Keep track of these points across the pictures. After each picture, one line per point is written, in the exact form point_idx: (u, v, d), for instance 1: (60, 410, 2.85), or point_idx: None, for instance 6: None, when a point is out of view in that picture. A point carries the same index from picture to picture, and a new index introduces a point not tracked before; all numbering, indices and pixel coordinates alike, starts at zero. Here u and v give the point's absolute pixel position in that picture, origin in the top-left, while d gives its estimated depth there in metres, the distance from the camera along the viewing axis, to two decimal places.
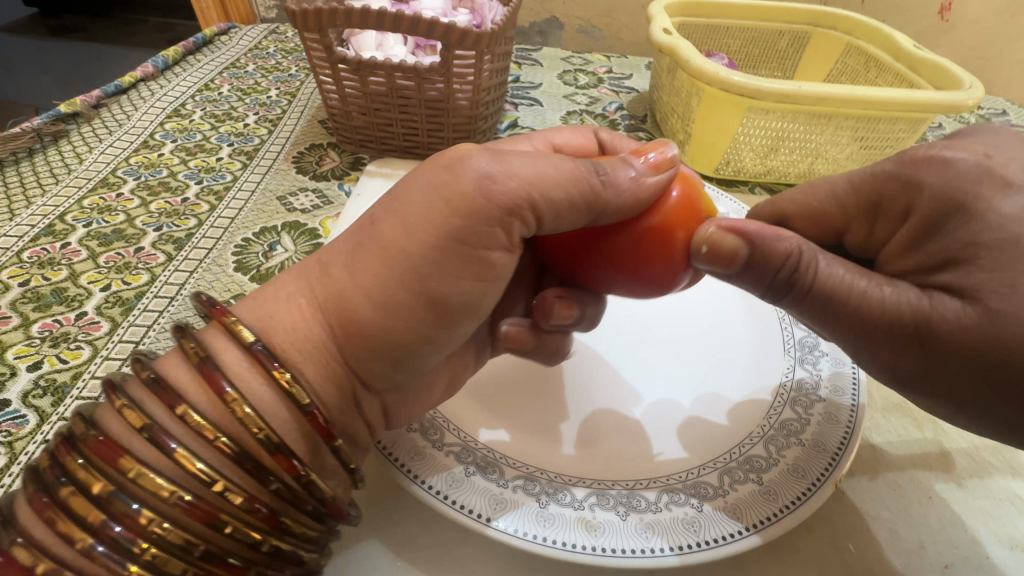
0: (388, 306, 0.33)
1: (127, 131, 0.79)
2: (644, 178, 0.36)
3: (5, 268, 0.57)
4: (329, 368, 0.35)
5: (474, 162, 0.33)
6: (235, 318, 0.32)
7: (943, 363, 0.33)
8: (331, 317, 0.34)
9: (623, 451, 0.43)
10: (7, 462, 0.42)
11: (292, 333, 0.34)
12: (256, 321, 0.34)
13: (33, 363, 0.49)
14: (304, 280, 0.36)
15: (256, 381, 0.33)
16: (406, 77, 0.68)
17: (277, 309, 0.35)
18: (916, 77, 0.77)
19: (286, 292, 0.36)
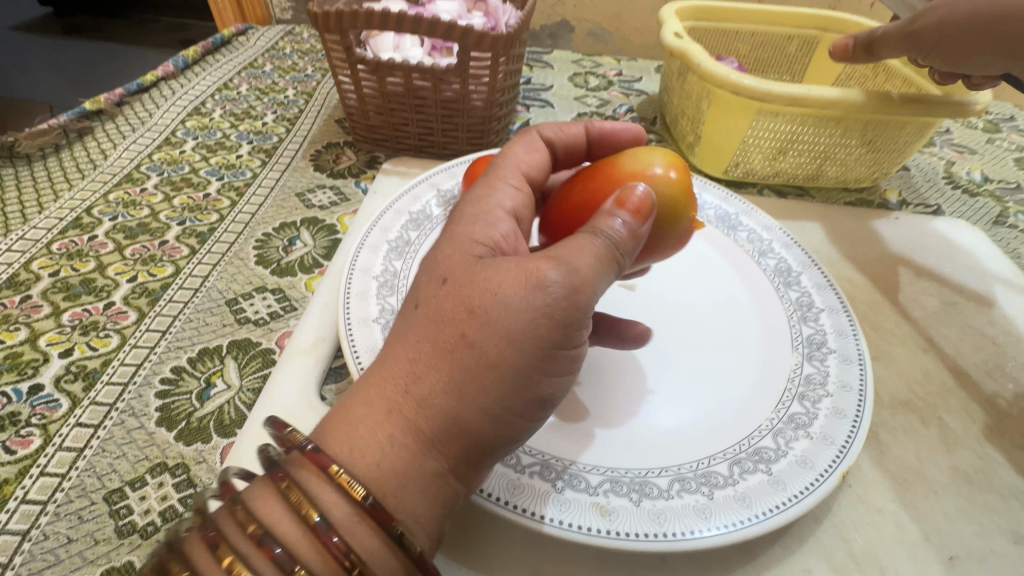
0: (475, 423, 0.32)
1: (150, 128, 0.82)
2: (634, 225, 0.37)
3: (35, 259, 0.59)
4: (438, 495, 0.32)
5: (548, 273, 0.34)
6: (341, 467, 0.30)
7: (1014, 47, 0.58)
8: (403, 428, 0.32)
9: (643, 442, 0.44)
10: (43, 442, 0.44)
11: (387, 465, 0.31)
12: (363, 472, 0.31)
13: (65, 350, 0.50)
14: (397, 414, 0.32)
15: (362, 529, 0.30)
16: (423, 77, 0.70)
17: (381, 455, 0.31)
18: (924, 81, 0.79)
19: (384, 433, 0.32)
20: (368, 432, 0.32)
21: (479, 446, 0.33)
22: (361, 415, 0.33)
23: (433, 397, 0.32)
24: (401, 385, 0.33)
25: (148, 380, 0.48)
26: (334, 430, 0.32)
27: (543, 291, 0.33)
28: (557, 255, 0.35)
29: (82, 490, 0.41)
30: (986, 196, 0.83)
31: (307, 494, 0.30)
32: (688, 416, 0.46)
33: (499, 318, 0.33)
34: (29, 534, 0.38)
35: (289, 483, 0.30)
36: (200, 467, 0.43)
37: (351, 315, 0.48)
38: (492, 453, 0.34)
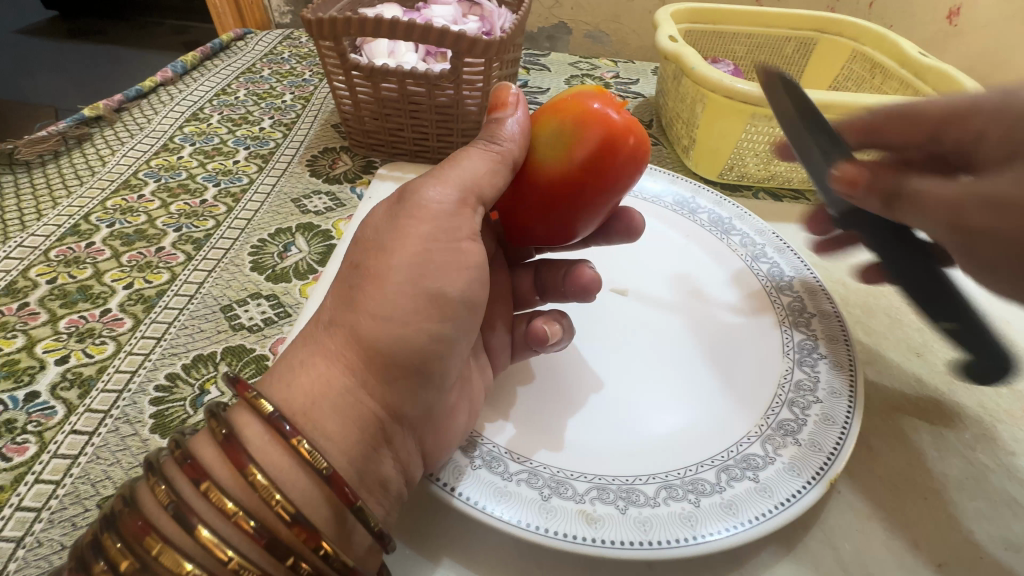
0: (371, 329, 0.37)
1: (148, 134, 0.82)
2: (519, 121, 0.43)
3: (33, 266, 0.60)
4: (343, 404, 0.36)
5: (432, 189, 0.41)
6: (257, 392, 0.33)
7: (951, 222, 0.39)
8: (314, 347, 0.37)
9: (634, 449, 0.44)
10: (38, 449, 0.44)
11: (312, 397, 0.35)
12: (278, 399, 0.35)
13: (61, 357, 0.51)
14: (310, 345, 0.37)
15: (275, 449, 0.33)
16: (417, 83, 0.70)
17: (295, 380, 0.36)
18: (921, 84, 0.78)
19: (298, 361, 0.37)
20: (304, 375, 0.36)
21: (377, 353, 0.37)
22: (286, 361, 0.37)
23: (335, 325, 0.37)
24: (330, 322, 0.38)
25: (142, 387, 0.49)
26: (276, 379, 0.36)
27: (457, 216, 0.41)
28: (453, 170, 0.42)
29: (76, 496, 0.41)
30: None
31: (228, 420, 0.32)
32: (675, 420, 0.47)
33: (390, 247, 0.39)
34: (23, 541, 0.39)
35: (229, 432, 0.31)
36: None
37: None
38: (392, 363, 0.37)
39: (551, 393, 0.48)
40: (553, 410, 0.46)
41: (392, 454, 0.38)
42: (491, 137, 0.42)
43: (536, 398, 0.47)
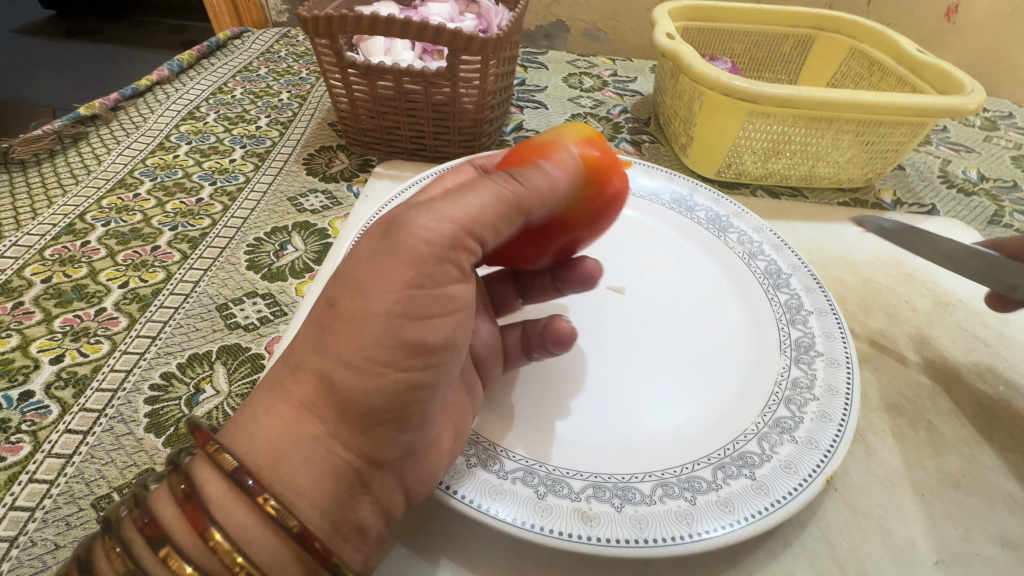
0: (344, 376, 0.31)
1: (144, 132, 0.82)
2: (552, 184, 0.38)
3: (28, 265, 0.60)
4: (313, 460, 0.31)
5: (419, 220, 0.33)
6: (217, 444, 0.30)
7: None
8: (283, 391, 0.32)
9: (630, 446, 0.44)
10: (32, 449, 0.44)
11: (277, 448, 0.31)
12: (240, 447, 0.31)
13: (55, 356, 0.51)
14: (276, 386, 0.33)
15: (238, 505, 0.30)
16: (413, 81, 0.70)
17: (258, 428, 0.32)
18: (918, 81, 0.78)
19: (263, 407, 0.32)
20: (267, 426, 0.32)
21: (351, 404, 0.32)
22: (252, 401, 0.33)
23: (303, 362, 0.33)
24: (298, 362, 0.33)
25: (137, 387, 0.49)
26: (239, 424, 0.32)
27: (449, 256, 0.33)
28: (453, 200, 0.34)
29: (70, 496, 0.41)
30: (982, 195, 0.83)
31: (190, 475, 0.30)
32: (672, 418, 0.46)
33: (362, 277, 0.32)
34: (17, 541, 0.39)
35: (188, 490, 0.30)
36: None
37: None
38: (368, 413, 0.32)
39: (557, 392, 0.48)
40: (558, 410, 0.46)
41: (373, 499, 0.35)
42: (512, 176, 0.36)
43: (540, 399, 0.47)
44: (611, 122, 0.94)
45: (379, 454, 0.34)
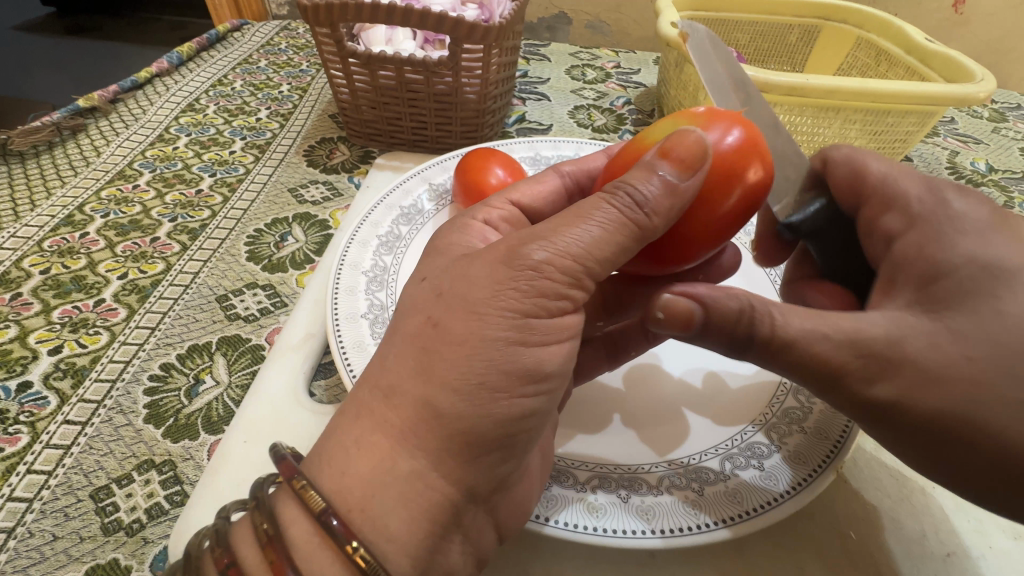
0: (449, 404, 0.30)
1: (144, 124, 0.81)
2: (677, 183, 0.34)
3: (26, 256, 0.59)
4: (413, 494, 0.29)
5: (535, 252, 0.31)
6: (304, 482, 0.29)
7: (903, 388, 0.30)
8: (377, 417, 0.30)
9: (681, 436, 0.43)
10: (30, 440, 0.43)
11: (372, 483, 0.29)
12: (329, 485, 0.29)
13: (54, 347, 0.50)
14: (371, 417, 0.31)
15: (323, 551, 0.28)
16: (415, 70, 0.69)
17: (349, 463, 0.30)
18: (927, 70, 0.77)
19: (357, 435, 0.30)
20: (359, 465, 0.29)
21: (455, 434, 0.30)
22: (343, 431, 0.31)
23: (400, 390, 0.30)
24: (393, 388, 0.31)
25: (136, 377, 0.48)
26: (327, 458, 0.30)
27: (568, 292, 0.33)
28: (566, 236, 0.32)
29: (68, 487, 0.41)
30: (991, 186, 0.82)
31: (277, 515, 0.29)
32: (702, 401, 0.46)
33: (471, 300, 0.31)
34: (14, 532, 0.38)
35: (273, 530, 0.28)
36: (187, 465, 0.43)
37: (339, 310, 0.48)
38: (472, 443, 0.30)
39: (631, 399, 0.46)
40: (635, 414, 0.45)
41: (465, 536, 0.33)
42: (635, 194, 0.33)
43: (614, 406, 0.46)
44: (614, 113, 0.93)
45: (478, 484, 0.32)
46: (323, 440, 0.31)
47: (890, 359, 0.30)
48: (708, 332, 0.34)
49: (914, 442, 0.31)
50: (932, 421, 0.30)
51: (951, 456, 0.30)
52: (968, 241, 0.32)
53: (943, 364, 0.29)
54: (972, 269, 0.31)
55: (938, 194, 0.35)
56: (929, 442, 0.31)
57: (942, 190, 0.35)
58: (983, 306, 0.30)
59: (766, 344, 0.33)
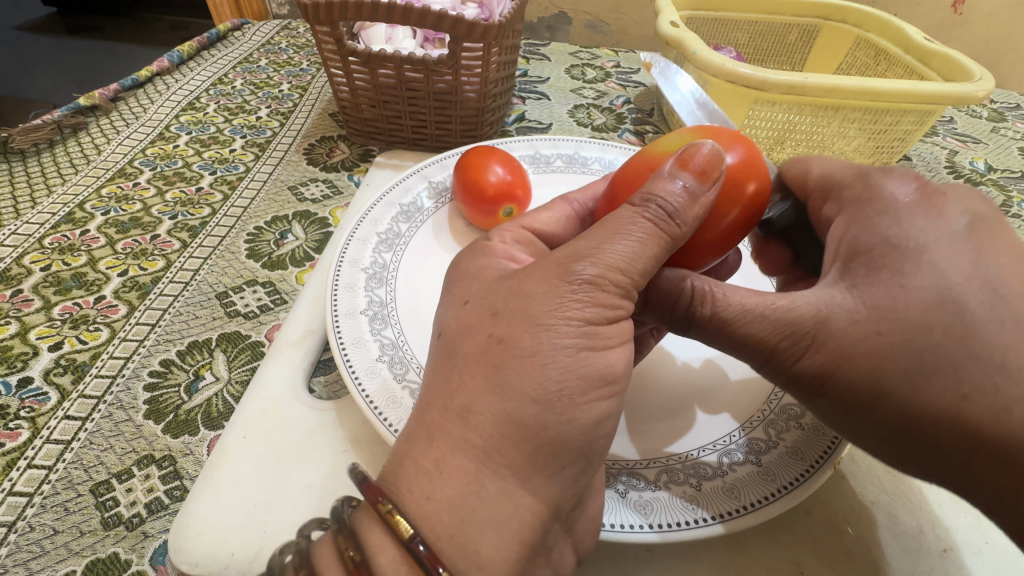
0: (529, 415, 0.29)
1: (144, 123, 0.81)
2: (696, 190, 0.35)
3: (27, 254, 0.59)
4: (505, 514, 0.28)
5: (578, 265, 0.32)
6: (391, 507, 0.27)
7: (835, 359, 0.32)
8: (448, 430, 0.29)
9: (694, 431, 0.43)
10: (31, 435, 0.44)
11: (464, 509, 0.28)
12: (421, 510, 0.27)
13: (54, 344, 0.50)
14: (444, 435, 0.29)
15: None
16: (415, 69, 0.69)
17: (436, 487, 0.28)
18: (925, 69, 0.77)
19: (435, 456, 0.29)
20: (443, 485, 0.28)
21: (543, 446, 0.30)
22: (418, 455, 0.29)
23: (476, 407, 0.29)
24: (465, 405, 0.30)
25: (136, 373, 0.48)
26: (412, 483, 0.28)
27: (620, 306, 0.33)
28: (608, 249, 0.32)
29: (68, 482, 0.41)
30: (990, 185, 0.82)
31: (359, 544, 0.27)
32: (717, 398, 0.46)
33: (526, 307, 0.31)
34: (15, 526, 0.39)
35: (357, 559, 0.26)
36: (187, 460, 0.43)
37: (338, 307, 0.48)
38: (554, 455, 0.30)
39: (645, 396, 0.46)
40: (650, 412, 0.45)
41: (548, 558, 0.31)
42: (662, 204, 0.34)
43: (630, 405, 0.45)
44: (614, 113, 0.93)
45: (562, 499, 0.31)
46: (398, 457, 0.30)
47: (819, 330, 0.33)
48: (657, 305, 0.37)
49: (837, 411, 0.34)
50: (855, 388, 0.32)
51: (867, 422, 0.33)
52: (885, 221, 0.34)
53: (863, 337, 0.32)
54: (882, 247, 0.33)
55: (865, 176, 0.37)
56: (847, 411, 0.34)
57: (870, 173, 0.38)
58: (890, 281, 0.32)
59: (708, 321, 0.36)
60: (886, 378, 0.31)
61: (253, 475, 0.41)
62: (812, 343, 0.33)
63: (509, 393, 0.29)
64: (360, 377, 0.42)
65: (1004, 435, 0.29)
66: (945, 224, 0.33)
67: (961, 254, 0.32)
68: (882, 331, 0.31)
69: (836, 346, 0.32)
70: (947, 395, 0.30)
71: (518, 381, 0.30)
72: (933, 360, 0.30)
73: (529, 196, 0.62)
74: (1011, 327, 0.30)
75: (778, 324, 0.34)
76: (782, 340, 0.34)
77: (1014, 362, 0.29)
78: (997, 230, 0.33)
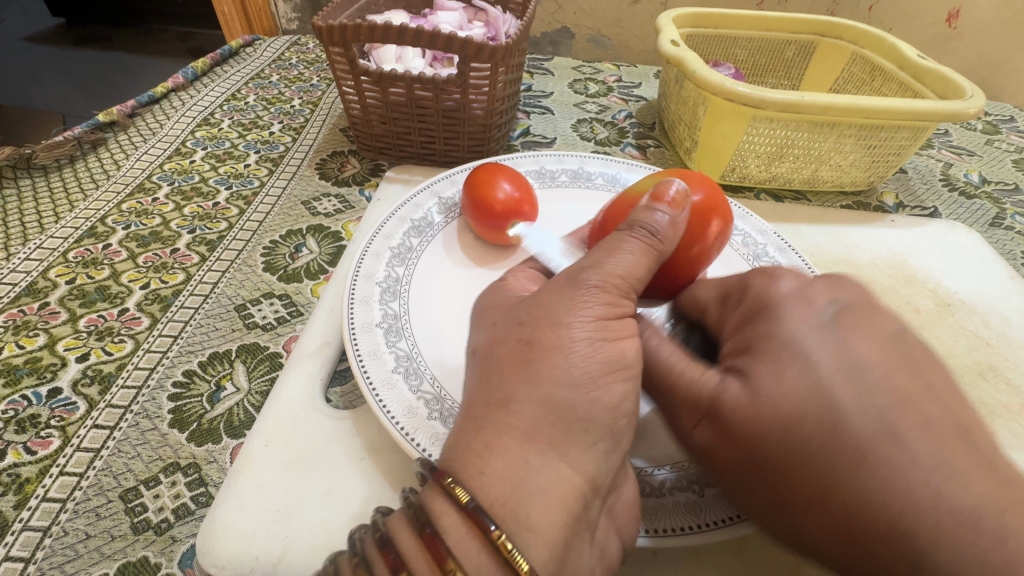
0: (561, 395, 0.31)
1: (161, 138, 0.84)
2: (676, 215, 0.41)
3: (52, 267, 0.62)
4: (552, 493, 0.29)
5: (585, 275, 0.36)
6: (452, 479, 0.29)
7: (720, 426, 0.35)
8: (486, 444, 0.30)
9: None
10: (62, 443, 0.46)
11: (514, 485, 0.29)
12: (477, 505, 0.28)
13: (82, 355, 0.53)
14: (486, 424, 0.31)
15: (472, 545, 0.27)
16: (424, 88, 0.71)
17: (487, 464, 0.29)
18: (919, 86, 0.79)
19: (479, 440, 0.30)
20: (500, 461, 0.29)
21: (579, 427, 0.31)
22: (463, 443, 0.30)
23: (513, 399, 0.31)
24: (503, 398, 0.31)
25: (161, 384, 0.50)
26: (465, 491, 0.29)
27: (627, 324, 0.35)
28: (607, 261, 0.36)
29: (99, 488, 0.43)
30: (984, 198, 0.84)
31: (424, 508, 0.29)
32: None
33: (548, 311, 0.34)
34: (50, 531, 0.40)
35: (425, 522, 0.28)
36: (211, 467, 0.45)
37: (355, 320, 0.50)
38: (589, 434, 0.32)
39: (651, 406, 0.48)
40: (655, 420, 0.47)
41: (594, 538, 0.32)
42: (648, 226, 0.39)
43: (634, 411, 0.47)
44: (616, 127, 0.96)
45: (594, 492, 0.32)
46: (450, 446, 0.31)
47: (711, 394, 0.36)
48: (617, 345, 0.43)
49: (731, 484, 0.36)
50: (735, 460, 0.35)
51: (755, 499, 0.35)
52: (769, 312, 0.37)
53: (738, 413, 0.34)
54: (764, 335, 0.36)
55: (751, 280, 0.40)
56: (740, 486, 0.36)
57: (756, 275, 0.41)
58: (767, 368, 0.34)
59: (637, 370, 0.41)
60: (761, 457, 0.33)
61: (275, 482, 0.43)
62: (702, 409, 0.37)
63: (526, 393, 0.31)
64: (378, 389, 0.44)
65: (863, 530, 0.29)
66: (817, 316, 0.35)
67: (830, 346, 0.33)
68: (754, 412, 0.34)
69: (719, 416, 0.35)
70: (812, 484, 0.31)
71: (539, 382, 0.31)
72: (800, 449, 0.32)
73: (536, 211, 0.64)
74: (873, 420, 0.30)
75: (685, 390, 0.38)
76: (685, 401, 0.38)
77: (874, 456, 0.29)
78: (862, 320, 0.35)
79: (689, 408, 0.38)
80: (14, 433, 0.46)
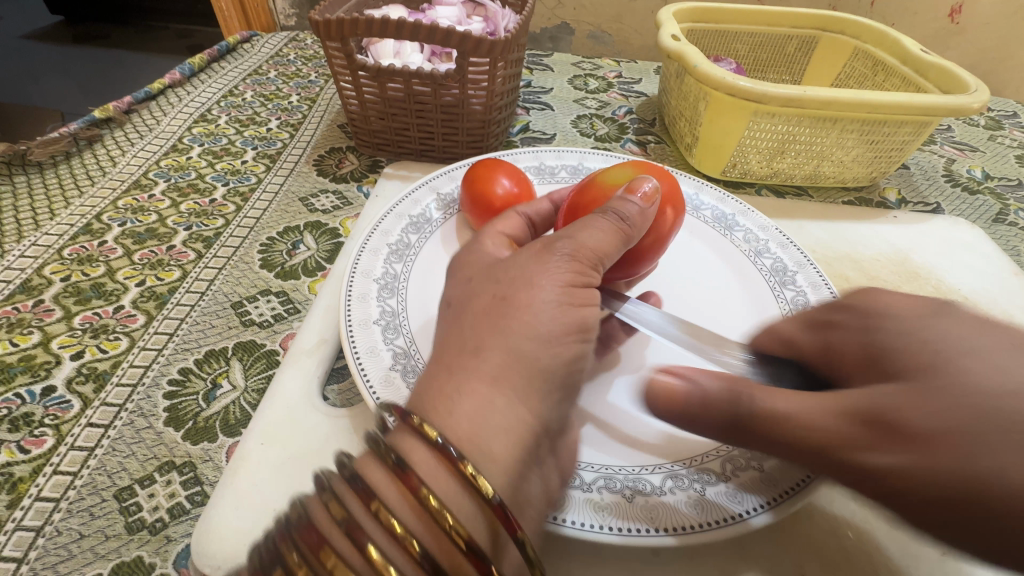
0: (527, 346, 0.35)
1: (158, 135, 0.83)
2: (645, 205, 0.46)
3: (47, 264, 0.61)
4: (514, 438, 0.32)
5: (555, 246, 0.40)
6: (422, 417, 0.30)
7: (864, 420, 0.33)
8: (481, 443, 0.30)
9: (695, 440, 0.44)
10: (56, 442, 0.45)
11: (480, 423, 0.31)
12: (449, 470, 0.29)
13: (76, 353, 0.52)
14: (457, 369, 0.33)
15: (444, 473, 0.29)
16: (423, 83, 0.71)
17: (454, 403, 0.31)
18: (922, 80, 0.79)
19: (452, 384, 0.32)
20: (469, 395, 0.32)
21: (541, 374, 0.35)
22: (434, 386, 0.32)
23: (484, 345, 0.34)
24: (475, 345, 0.34)
25: (156, 382, 0.50)
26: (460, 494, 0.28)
27: None
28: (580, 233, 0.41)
29: (93, 487, 0.42)
30: (987, 194, 0.83)
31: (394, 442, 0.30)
32: None
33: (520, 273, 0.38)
34: (43, 530, 0.40)
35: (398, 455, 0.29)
36: (206, 466, 0.44)
37: (352, 317, 0.49)
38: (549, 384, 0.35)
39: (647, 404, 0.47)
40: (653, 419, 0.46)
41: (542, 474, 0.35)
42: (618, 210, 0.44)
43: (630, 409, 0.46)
44: (616, 123, 0.95)
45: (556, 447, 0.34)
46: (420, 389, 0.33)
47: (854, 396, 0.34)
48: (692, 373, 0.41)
49: (891, 484, 0.31)
50: (896, 447, 0.31)
51: (929, 489, 0.29)
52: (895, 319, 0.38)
53: (910, 398, 0.32)
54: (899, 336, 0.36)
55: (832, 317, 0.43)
56: (905, 479, 0.30)
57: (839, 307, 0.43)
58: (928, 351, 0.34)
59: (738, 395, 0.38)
60: (929, 428, 0.30)
61: (272, 481, 0.43)
62: (840, 409, 0.34)
63: None
64: (375, 386, 0.44)
65: None
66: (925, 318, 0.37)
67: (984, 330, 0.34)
68: (930, 406, 0.31)
69: (868, 410, 0.33)
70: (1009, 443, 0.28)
71: None
72: (991, 412, 0.29)
73: None
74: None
75: (804, 399, 0.36)
76: (807, 408, 0.35)
77: None
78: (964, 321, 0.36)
79: (814, 412, 0.35)
80: (7, 432, 0.46)
